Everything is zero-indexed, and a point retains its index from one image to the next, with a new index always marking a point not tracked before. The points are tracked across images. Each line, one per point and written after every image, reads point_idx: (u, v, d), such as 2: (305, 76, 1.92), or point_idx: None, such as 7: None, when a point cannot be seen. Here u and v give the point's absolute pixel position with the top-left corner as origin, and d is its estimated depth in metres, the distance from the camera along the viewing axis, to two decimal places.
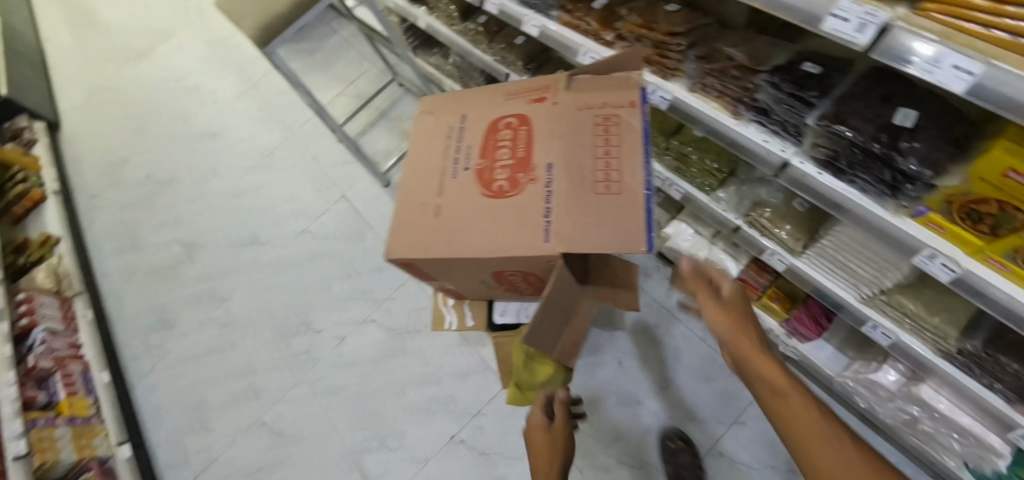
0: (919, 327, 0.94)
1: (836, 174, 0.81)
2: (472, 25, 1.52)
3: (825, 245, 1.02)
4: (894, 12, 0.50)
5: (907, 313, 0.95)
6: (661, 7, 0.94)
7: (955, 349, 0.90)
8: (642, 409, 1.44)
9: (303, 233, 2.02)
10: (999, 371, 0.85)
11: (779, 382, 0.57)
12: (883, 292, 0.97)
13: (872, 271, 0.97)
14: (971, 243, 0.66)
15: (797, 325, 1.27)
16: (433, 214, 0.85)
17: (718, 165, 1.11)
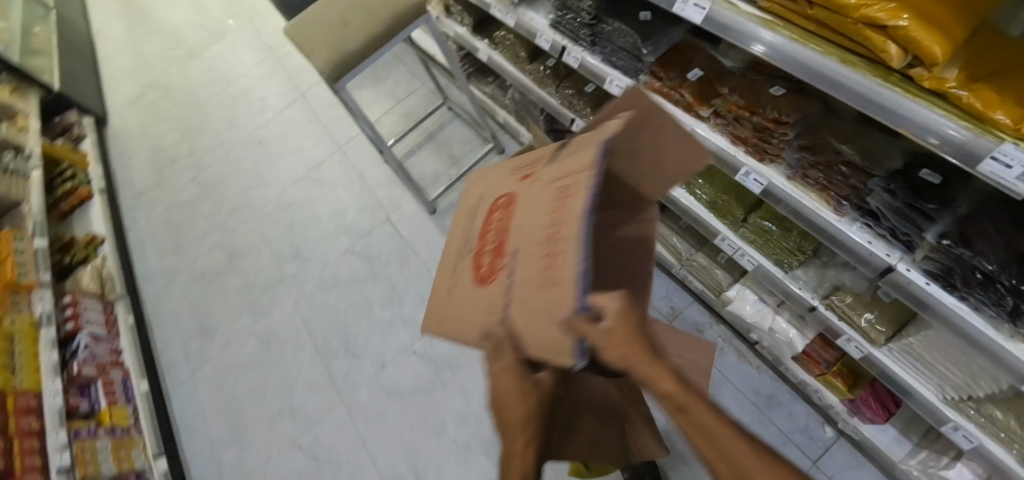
0: (1011, 438, 0.88)
1: (948, 287, 0.76)
2: (541, 67, 1.50)
3: (922, 341, 0.97)
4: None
5: (999, 422, 0.89)
6: (765, 89, 0.91)
7: None
8: (688, 470, 1.41)
9: (347, 253, 2.01)
10: None
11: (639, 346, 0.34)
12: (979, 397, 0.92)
13: (973, 376, 0.91)
14: None
15: (862, 406, 1.25)
16: (441, 301, 0.56)
17: (801, 244, 1.07)
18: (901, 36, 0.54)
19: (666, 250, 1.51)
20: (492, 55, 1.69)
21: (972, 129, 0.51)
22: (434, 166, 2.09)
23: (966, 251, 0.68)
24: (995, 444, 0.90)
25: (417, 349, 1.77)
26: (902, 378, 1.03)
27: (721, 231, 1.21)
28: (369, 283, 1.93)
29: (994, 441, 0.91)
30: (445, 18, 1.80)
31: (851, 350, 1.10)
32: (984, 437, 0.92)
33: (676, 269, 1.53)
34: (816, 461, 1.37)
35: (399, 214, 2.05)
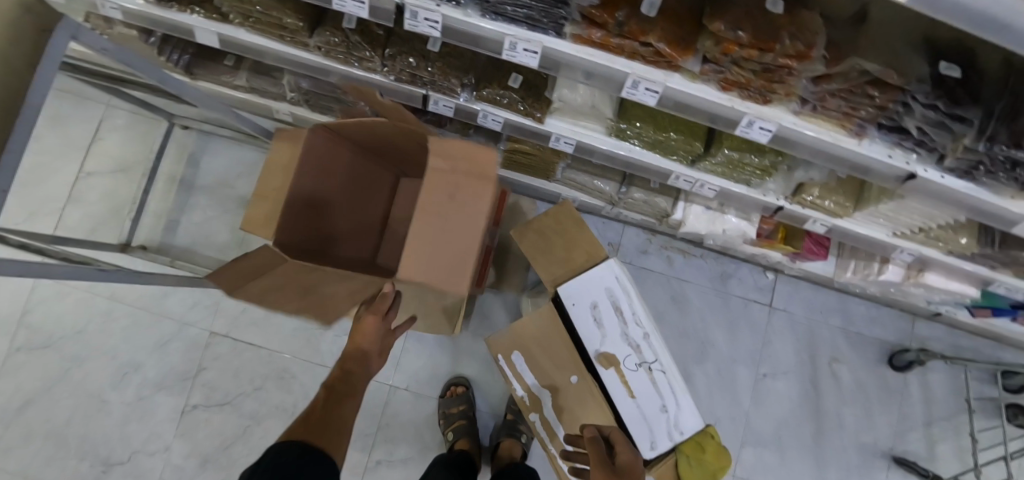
0: (942, 244, 1.04)
1: (962, 175, 0.73)
2: (336, 34, 0.91)
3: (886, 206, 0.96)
4: None
5: (941, 241, 1.03)
6: (759, 7, 0.62)
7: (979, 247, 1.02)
8: (698, 379, 1.47)
9: (189, 410, 1.45)
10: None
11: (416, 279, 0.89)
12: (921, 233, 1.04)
13: (921, 220, 0.98)
14: None
15: (805, 254, 1.31)
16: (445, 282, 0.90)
17: (775, 162, 0.92)
18: None
19: (594, 196, 1.29)
20: (224, 32, 0.97)
21: None
22: (232, 238, 1.49)
23: (999, 145, 0.62)
24: (928, 251, 1.08)
25: (378, 457, 1.39)
26: (857, 231, 1.08)
27: (675, 171, 1.00)
28: (256, 428, 1.42)
29: (924, 248, 1.08)
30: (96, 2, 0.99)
31: (815, 227, 1.09)
32: (920, 249, 1.08)
33: (604, 208, 1.35)
34: (773, 304, 1.52)
35: (237, 323, 1.45)
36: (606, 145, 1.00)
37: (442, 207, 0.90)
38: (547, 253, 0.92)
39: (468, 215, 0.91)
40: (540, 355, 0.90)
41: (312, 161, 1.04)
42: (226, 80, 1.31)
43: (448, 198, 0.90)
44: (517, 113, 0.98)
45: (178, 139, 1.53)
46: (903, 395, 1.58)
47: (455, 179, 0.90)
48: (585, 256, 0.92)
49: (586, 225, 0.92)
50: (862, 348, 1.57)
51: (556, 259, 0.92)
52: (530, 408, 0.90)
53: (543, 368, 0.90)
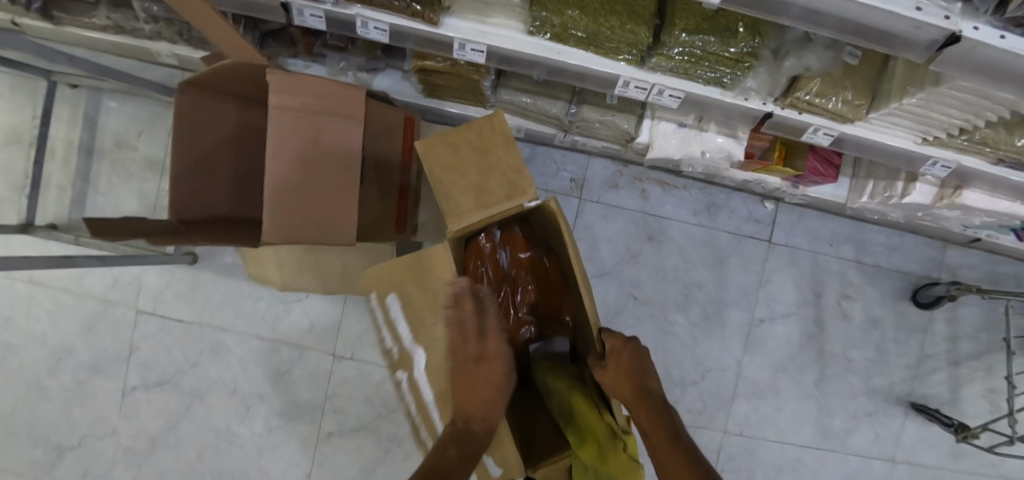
0: (987, 150, 0.78)
1: None
2: None
3: (918, 103, 0.69)
4: None
5: (991, 149, 0.78)
6: None
7: None
8: (681, 329, 1.30)
9: (130, 390, 1.32)
10: None
11: (290, 224, 0.71)
12: (963, 139, 0.77)
13: (965, 118, 0.71)
14: None
15: (813, 176, 1.05)
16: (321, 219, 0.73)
17: (751, 48, 0.67)
18: None
19: (541, 122, 1.05)
20: None
21: None
22: (142, 206, 1.33)
23: None
24: (969, 161, 0.82)
25: (329, 429, 1.29)
26: (873, 140, 0.82)
27: (622, 75, 0.74)
28: (198, 405, 1.31)
29: (963, 158, 0.82)
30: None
31: (819, 140, 0.82)
32: (961, 159, 0.82)
33: (558, 135, 1.11)
34: (771, 239, 1.31)
35: (163, 297, 1.32)
36: (526, 49, 0.74)
37: (302, 155, 0.70)
38: (459, 177, 0.72)
39: (334, 133, 0.72)
40: (418, 307, 0.68)
41: (187, 122, 0.90)
42: (90, 21, 1.05)
43: (308, 144, 0.71)
44: (402, 14, 0.73)
45: (68, 99, 1.31)
46: (923, 331, 1.40)
47: (313, 121, 0.71)
48: (506, 189, 0.72)
49: (515, 145, 0.72)
50: (878, 282, 1.37)
51: (465, 187, 0.71)
52: (399, 364, 0.70)
53: (419, 323, 0.68)
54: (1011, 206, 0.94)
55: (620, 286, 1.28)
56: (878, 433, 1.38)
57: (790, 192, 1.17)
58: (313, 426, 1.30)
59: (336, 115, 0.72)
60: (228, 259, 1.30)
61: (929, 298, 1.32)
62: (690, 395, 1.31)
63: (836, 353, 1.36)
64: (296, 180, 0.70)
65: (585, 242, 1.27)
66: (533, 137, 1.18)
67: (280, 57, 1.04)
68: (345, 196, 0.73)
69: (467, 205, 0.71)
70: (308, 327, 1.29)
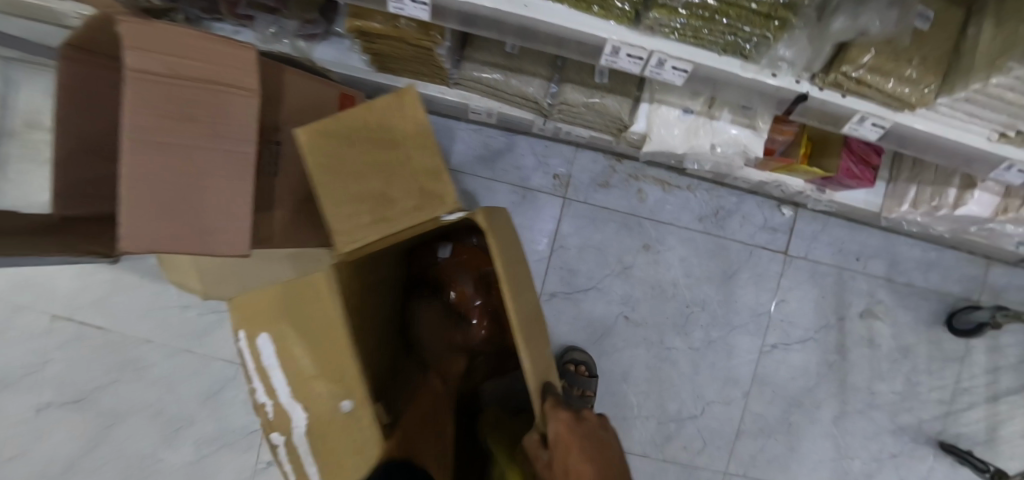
0: None
1: None
2: None
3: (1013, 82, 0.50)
4: None
5: None
6: None
7: None
8: (680, 354, 1.11)
9: (39, 410, 1.14)
10: None
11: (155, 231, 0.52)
12: None
13: None
14: None
15: (847, 180, 0.86)
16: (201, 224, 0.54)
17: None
18: None
19: (517, 105, 0.86)
20: None
21: None
22: None
23: None
24: None
25: (269, 459, 1.12)
26: (934, 136, 0.64)
27: (611, 39, 0.55)
28: (117, 428, 1.14)
29: None
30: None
31: (863, 133, 0.64)
32: None
33: (538, 123, 0.93)
34: (787, 251, 1.13)
35: (79, 302, 1.13)
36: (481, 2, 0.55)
37: (170, 136, 0.52)
38: (355, 179, 0.55)
39: (223, 108, 0.54)
40: (298, 353, 0.52)
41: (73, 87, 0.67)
42: None
43: (179, 122, 0.52)
44: None
45: None
46: (957, 360, 1.22)
47: (186, 92, 0.52)
48: (413, 199, 0.55)
49: (432, 138, 0.57)
50: (910, 304, 1.18)
51: (365, 193, 0.55)
52: (274, 425, 0.54)
53: (297, 374, 0.52)
54: None
55: (610, 302, 1.09)
56: (902, 477, 1.21)
57: (814, 197, 0.99)
58: (250, 454, 1.12)
59: (222, 85, 0.54)
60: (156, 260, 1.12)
61: (969, 324, 1.13)
62: (688, 431, 1.12)
63: (859, 384, 1.18)
64: (164, 169, 0.52)
65: (570, 251, 1.08)
66: (509, 126, 1.00)
67: (200, 19, 0.85)
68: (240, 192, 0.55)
69: (367, 218, 0.55)
70: None
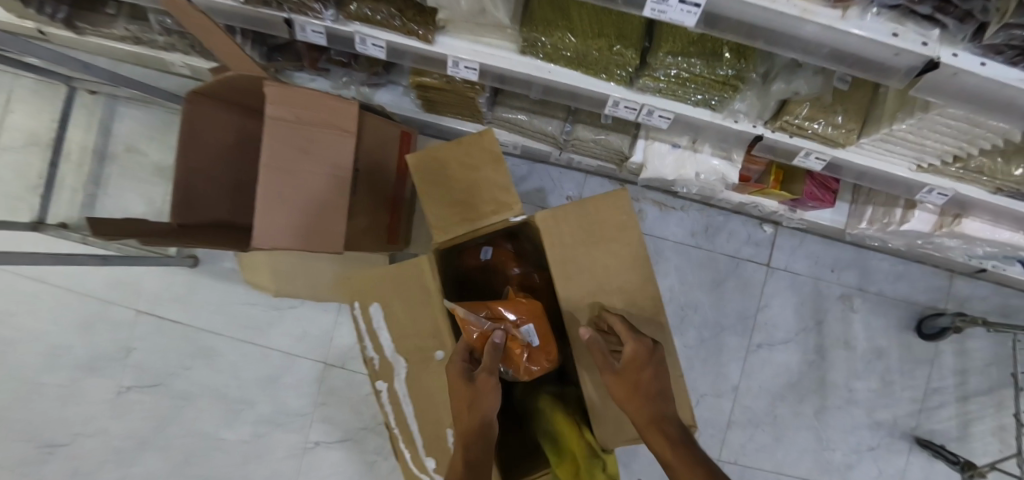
0: (981, 178, 0.78)
1: (1014, 59, 0.47)
2: None
3: (908, 128, 0.69)
4: None
5: (986, 177, 0.77)
6: None
7: None
8: (676, 352, 1.28)
9: (122, 391, 1.33)
10: None
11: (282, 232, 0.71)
12: (955, 167, 0.77)
13: (954, 145, 0.71)
14: None
15: (810, 202, 1.04)
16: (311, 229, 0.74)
17: (737, 73, 0.68)
18: None
19: (538, 139, 1.06)
20: None
21: None
22: (149, 210, 1.36)
23: None
24: (963, 189, 0.82)
25: (317, 439, 1.29)
26: (865, 167, 0.82)
27: (612, 96, 0.75)
28: (187, 408, 1.32)
29: (959, 186, 0.82)
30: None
31: (811, 163, 0.82)
32: (955, 187, 0.82)
33: (554, 153, 1.13)
34: (770, 263, 1.29)
35: (161, 300, 1.34)
36: (517, 69, 0.75)
37: (293, 164, 0.72)
38: (444, 192, 0.75)
39: (329, 144, 0.75)
40: (400, 316, 0.70)
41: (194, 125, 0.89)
42: (110, 32, 1.10)
43: (300, 154, 0.73)
44: (398, 32, 0.75)
45: (86, 105, 1.36)
46: (928, 363, 1.36)
47: (306, 133, 0.73)
48: (491, 206, 0.74)
49: (502, 163, 0.74)
50: (882, 311, 1.34)
51: (453, 202, 0.75)
52: (379, 375, 0.72)
53: (401, 332, 0.70)
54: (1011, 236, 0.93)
55: None
56: (881, 468, 1.33)
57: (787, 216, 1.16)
58: (301, 434, 1.29)
59: (330, 128, 0.75)
60: (228, 264, 1.32)
61: (934, 329, 1.29)
62: None
63: (838, 383, 1.33)
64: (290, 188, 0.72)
65: None
66: (530, 154, 1.19)
67: (287, 70, 1.07)
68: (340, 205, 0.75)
69: (455, 220, 0.75)
70: (301, 336, 1.30)
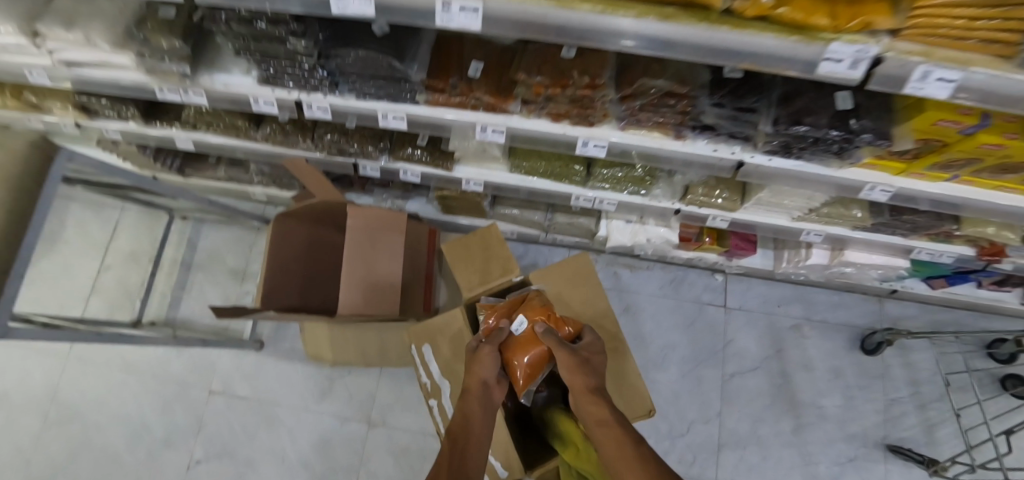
0: (835, 221, 1.13)
1: (787, 156, 0.83)
2: (277, 127, 1.12)
3: (768, 194, 1.05)
4: (878, 44, 0.52)
5: (839, 220, 1.13)
6: (556, 54, 0.76)
7: (872, 218, 1.10)
8: (662, 385, 1.52)
9: (191, 466, 1.54)
10: (909, 218, 1.08)
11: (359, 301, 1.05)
12: (814, 215, 1.13)
13: (803, 201, 1.07)
14: (894, 168, 0.85)
15: (738, 251, 1.39)
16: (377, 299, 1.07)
17: (649, 172, 1.06)
18: None
19: (529, 227, 1.43)
20: (198, 138, 1.20)
21: (798, 41, 0.52)
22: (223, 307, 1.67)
23: (786, 124, 0.74)
24: (829, 229, 1.17)
25: None
26: (757, 223, 1.18)
27: (574, 194, 1.14)
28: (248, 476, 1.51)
29: (824, 228, 1.17)
30: (90, 121, 1.21)
31: (718, 223, 1.20)
32: (821, 230, 1.17)
33: (542, 236, 1.50)
34: (727, 303, 1.60)
35: (230, 380, 1.60)
36: (509, 183, 1.15)
37: (365, 257, 1.09)
38: (468, 263, 1.09)
39: (387, 242, 1.12)
40: (444, 348, 0.99)
41: (283, 239, 1.25)
42: (212, 173, 1.47)
43: (370, 250, 1.10)
44: (428, 166, 1.15)
45: (178, 229, 1.74)
46: (881, 375, 1.59)
47: (373, 237, 1.11)
48: (500, 269, 1.08)
49: (505, 242, 1.09)
50: (830, 336, 1.61)
51: (475, 269, 1.09)
52: (431, 394, 0.99)
53: (446, 360, 0.98)
54: (883, 259, 1.27)
55: None
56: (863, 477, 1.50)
57: (727, 265, 1.50)
58: None
59: (388, 233, 1.12)
60: (288, 345, 1.62)
61: (874, 344, 1.55)
62: (678, 445, 1.48)
63: (807, 400, 1.54)
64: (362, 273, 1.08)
65: None
66: (525, 237, 1.56)
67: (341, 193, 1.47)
68: (394, 281, 1.11)
69: (477, 282, 1.08)
70: (348, 402, 1.55)
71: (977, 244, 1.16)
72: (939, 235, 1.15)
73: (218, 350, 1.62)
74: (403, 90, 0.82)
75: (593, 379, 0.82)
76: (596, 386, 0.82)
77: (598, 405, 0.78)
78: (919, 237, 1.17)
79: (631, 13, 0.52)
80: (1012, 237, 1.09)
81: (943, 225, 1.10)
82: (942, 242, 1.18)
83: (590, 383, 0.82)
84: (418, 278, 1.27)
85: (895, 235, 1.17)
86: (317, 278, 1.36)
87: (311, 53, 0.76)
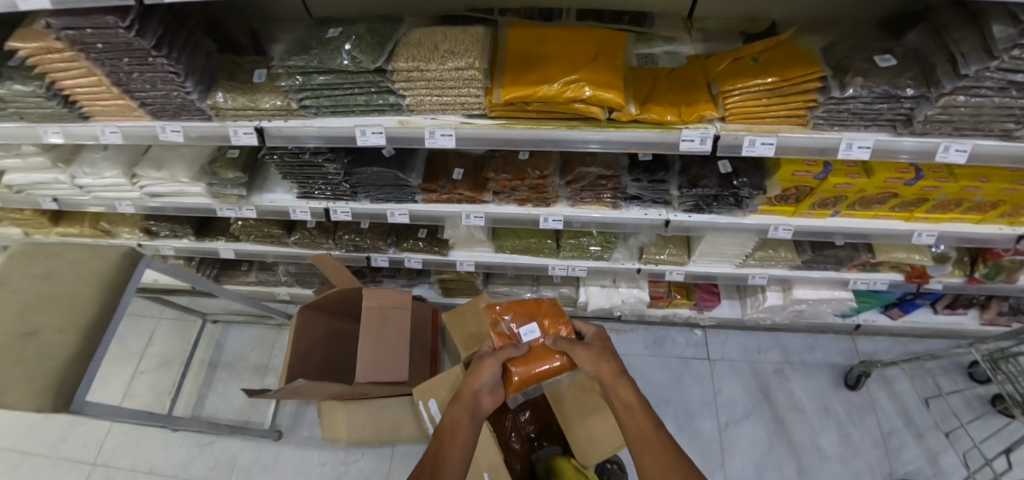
0: (770, 262, 1.35)
1: (700, 212, 1.07)
2: (305, 232, 1.39)
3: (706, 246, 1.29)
4: (714, 127, 0.80)
5: (772, 262, 1.35)
6: (515, 156, 1.05)
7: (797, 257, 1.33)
8: None
9: None
10: (827, 251, 1.31)
11: None
12: (752, 260, 1.35)
13: (738, 249, 1.30)
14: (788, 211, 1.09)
15: (704, 302, 1.57)
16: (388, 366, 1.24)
17: (605, 239, 1.31)
18: (591, 101, 0.76)
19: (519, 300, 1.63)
20: (238, 247, 1.45)
21: (661, 131, 0.80)
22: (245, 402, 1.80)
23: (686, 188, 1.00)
24: (770, 271, 1.37)
25: None
26: (709, 273, 1.38)
27: (549, 264, 1.36)
28: None
29: (766, 271, 1.37)
30: (151, 240, 1.48)
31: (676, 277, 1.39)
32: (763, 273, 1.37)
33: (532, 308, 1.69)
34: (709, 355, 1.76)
35: (248, 475, 1.66)
36: (495, 260, 1.39)
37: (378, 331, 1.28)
38: (465, 329, 1.29)
39: (396, 318, 1.31)
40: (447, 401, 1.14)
41: (306, 328, 1.44)
42: (245, 279, 1.72)
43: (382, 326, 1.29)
44: (427, 253, 1.39)
45: (208, 334, 1.94)
46: (871, 409, 1.66)
47: (384, 314, 1.30)
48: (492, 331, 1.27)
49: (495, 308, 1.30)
50: (811, 375, 1.72)
51: (471, 334, 1.28)
52: None
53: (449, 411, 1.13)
54: (829, 292, 1.45)
55: None
56: None
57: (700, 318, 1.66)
58: None
59: (397, 309, 1.32)
60: (305, 434, 1.72)
61: (852, 378, 1.67)
62: None
63: (805, 440, 1.59)
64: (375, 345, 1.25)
65: None
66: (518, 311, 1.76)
67: None
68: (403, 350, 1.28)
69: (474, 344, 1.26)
70: None
71: (899, 268, 1.36)
72: (862, 265, 1.36)
73: (239, 444, 1.71)
74: (407, 193, 1.10)
75: (617, 367, 0.86)
76: (622, 372, 0.84)
77: (629, 389, 0.79)
78: (851, 269, 1.36)
79: (551, 127, 0.81)
80: (924, 257, 1.30)
81: (860, 255, 1.31)
82: (871, 270, 1.37)
83: (614, 371, 0.85)
84: (423, 351, 1.44)
85: (830, 269, 1.37)
86: (334, 362, 1.52)
87: (338, 172, 1.05)
